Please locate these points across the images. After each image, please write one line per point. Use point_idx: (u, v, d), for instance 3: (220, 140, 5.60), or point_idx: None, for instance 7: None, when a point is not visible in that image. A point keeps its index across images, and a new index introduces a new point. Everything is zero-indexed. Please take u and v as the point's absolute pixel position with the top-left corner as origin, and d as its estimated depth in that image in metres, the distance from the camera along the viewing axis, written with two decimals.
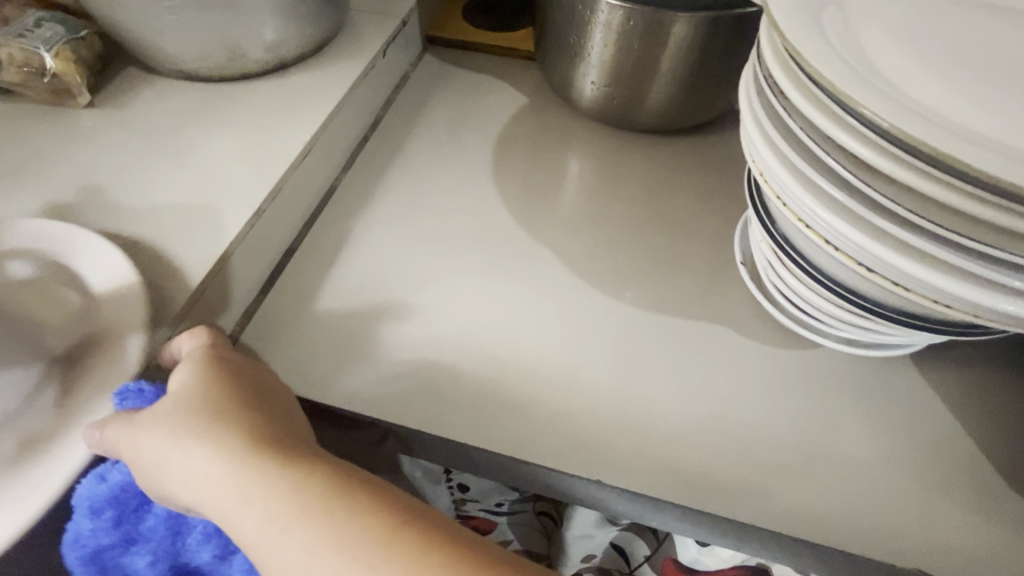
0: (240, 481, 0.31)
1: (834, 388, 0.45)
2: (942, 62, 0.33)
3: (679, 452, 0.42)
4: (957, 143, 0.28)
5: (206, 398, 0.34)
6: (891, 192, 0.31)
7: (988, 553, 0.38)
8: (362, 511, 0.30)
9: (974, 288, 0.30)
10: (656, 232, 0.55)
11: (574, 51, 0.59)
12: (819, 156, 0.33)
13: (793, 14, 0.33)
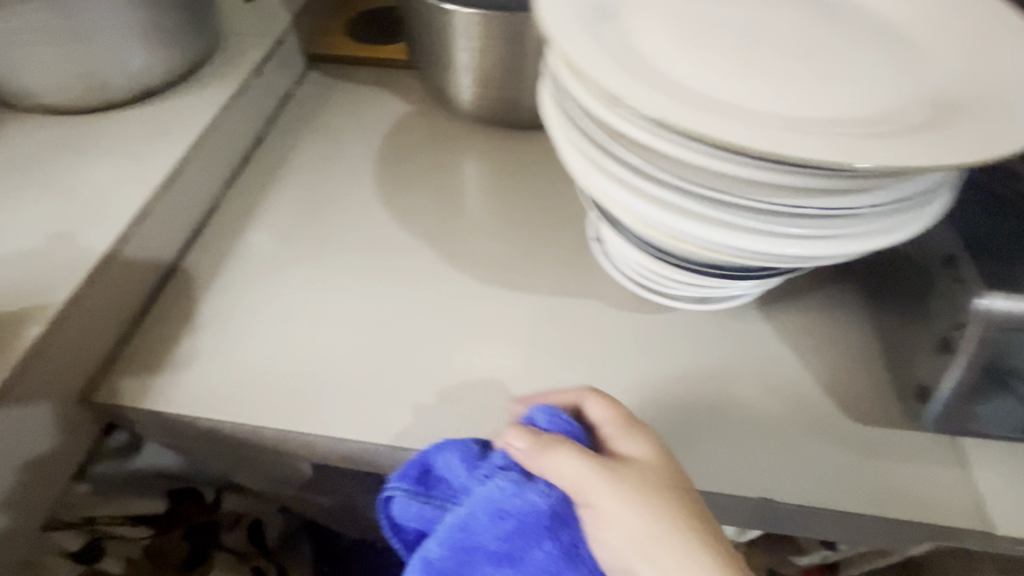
0: (690, 496, 0.37)
1: (696, 343, 0.48)
2: (706, 20, 0.34)
3: (549, 422, 0.44)
4: (707, 118, 0.29)
5: (626, 431, 0.40)
6: (670, 169, 0.32)
7: (840, 474, 0.41)
8: (691, 547, 0.35)
9: (756, 239, 0.32)
10: (534, 220, 0.58)
11: (442, 57, 0.61)
12: (608, 144, 0.34)
13: (557, 10, 0.33)
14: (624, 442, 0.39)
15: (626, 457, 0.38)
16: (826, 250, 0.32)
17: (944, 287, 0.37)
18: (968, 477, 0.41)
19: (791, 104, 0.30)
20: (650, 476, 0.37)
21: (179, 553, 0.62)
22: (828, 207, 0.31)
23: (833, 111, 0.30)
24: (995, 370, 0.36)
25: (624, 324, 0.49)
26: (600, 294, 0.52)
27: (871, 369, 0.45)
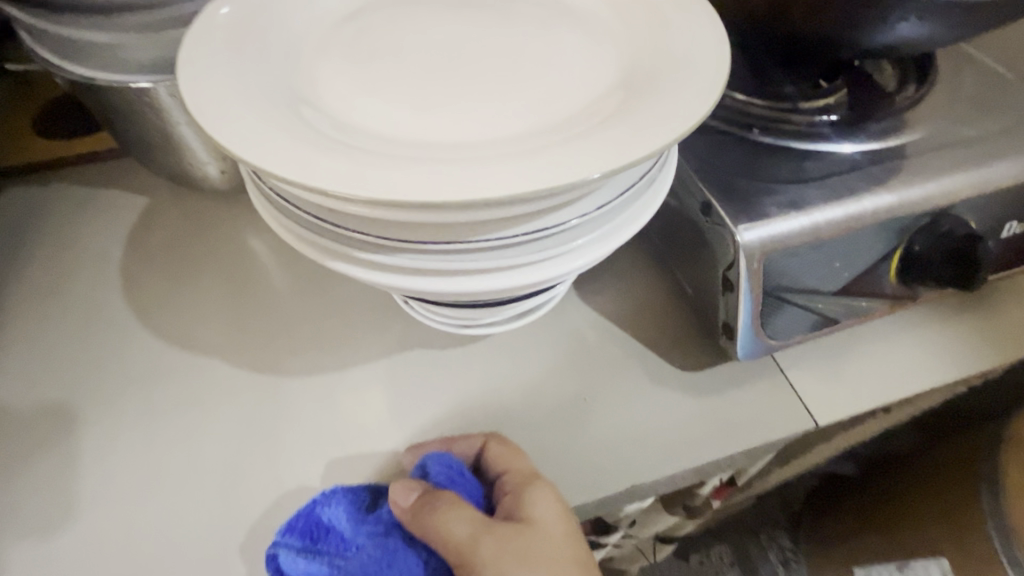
0: (563, 535, 0.36)
1: (531, 355, 0.47)
2: (393, 65, 0.30)
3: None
4: (426, 177, 0.24)
5: (524, 473, 0.38)
6: (416, 236, 0.26)
7: (690, 430, 0.43)
8: None
9: (546, 266, 0.28)
10: (335, 286, 0.52)
11: (158, 141, 0.51)
12: (337, 230, 0.27)
13: (213, 98, 0.25)
14: (527, 497, 0.37)
15: (519, 512, 0.36)
16: (613, 240, 0.29)
17: (711, 233, 0.40)
18: (787, 384, 0.45)
19: (511, 131, 0.27)
20: (544, 545, 0.35)
21: None
22: (593, 212, 0.27)
23: (552, 119, 0.28)
24: (771, 292, 0.40)
25: (460, 367, 0.47)
26: (428, 343, 0.48)
27: (685, 318, 0.48)
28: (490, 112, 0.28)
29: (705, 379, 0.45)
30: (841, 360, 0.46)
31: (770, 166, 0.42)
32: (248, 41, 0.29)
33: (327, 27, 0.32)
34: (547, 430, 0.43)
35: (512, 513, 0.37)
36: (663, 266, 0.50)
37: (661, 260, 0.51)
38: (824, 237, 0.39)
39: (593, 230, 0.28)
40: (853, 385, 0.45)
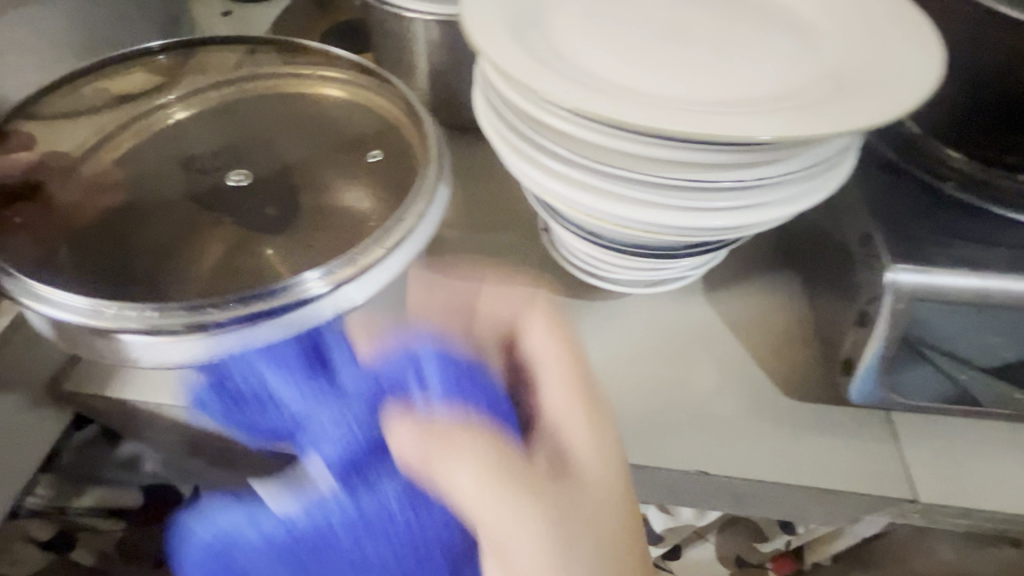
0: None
1: (642, 327, 0.49)
2: (620, 25, 0.37)
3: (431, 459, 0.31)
4: (622, 107, 0.32)
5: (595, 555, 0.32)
6: (595, 157, 0.35)
7: (771, 449, 0.43)
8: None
9: (684, 213, 0.36)
10: (490, 219, 0.60)
11: (400, 64, 0.63)
12: (536, 140, 0.36)
13: (482, 18, 0.35)
14: (580, 453, 0.33)
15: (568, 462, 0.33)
16: (752, 211, 0.35)
17: (861, 263, 0.39)
18: (895, 451, 0.43)
19: (701, 95, 0.34)
20: (587, 504, 0.32)
21: (150, 549, 0.62)
22: (743, 181, 0.34)
23: (728, 91, 0.34)
24: (908, 342, 0.38)
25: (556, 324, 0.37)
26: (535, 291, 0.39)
27: (807, 351, 0.47)
28: (687, 77, 0.34)
29: (805, 412, 0.45)
30: (965, 451, 0.43)
31: (956, 220, 0.40)
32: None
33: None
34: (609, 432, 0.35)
35: (557, 457, 0.33)
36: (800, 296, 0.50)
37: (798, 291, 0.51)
38: (991, 307, 0.37)
39: (737, 199, 0.35)
40: (970, 480, 0.41)
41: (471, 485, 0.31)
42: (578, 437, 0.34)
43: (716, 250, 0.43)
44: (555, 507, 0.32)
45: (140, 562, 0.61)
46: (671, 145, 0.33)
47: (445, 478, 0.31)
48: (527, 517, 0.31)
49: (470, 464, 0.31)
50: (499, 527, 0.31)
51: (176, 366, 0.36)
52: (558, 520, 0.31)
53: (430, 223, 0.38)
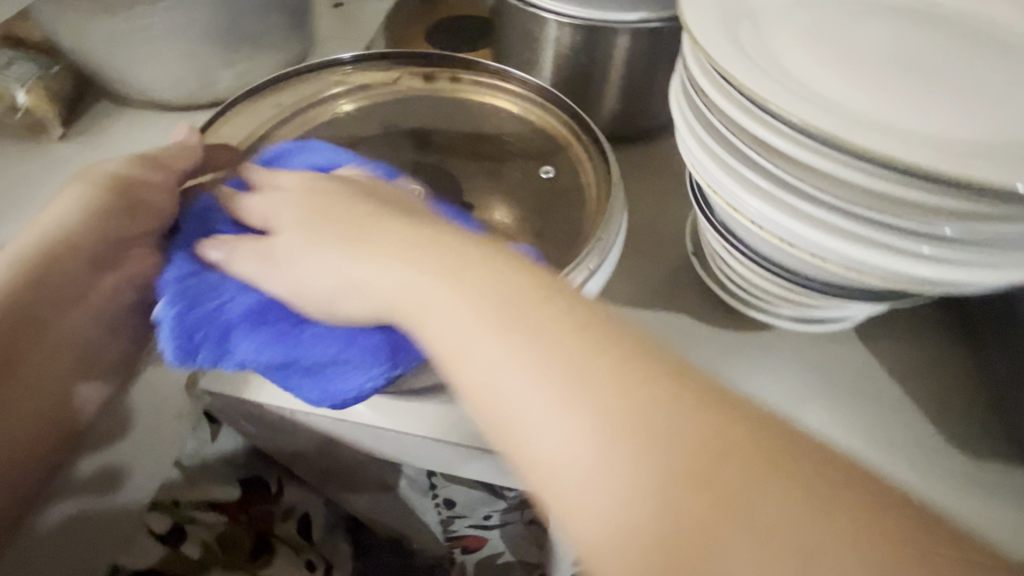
0: (639, 514, 0.22)
1: (801, 365, 0.46)
2: (840, 57, 0.36)
3: (424, 292, 0.29)
4: (862, 132, 0.30)
5: (666, 467, 0.22)
6: (810, 180, 0.33)
7: (942, 511, 0.40)
8: (667, 411, 0.23)
9: (887, 255, 0.33)
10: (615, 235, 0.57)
11: (527, 68, 0.60)
12: (744, 152, 0.35)
13: (711, 33, 0.34)
14: (548, 369, 0.25)
15: (514, 351, 0.26)
16: (965, 268, 0.32)
17: None
18: None
19: (935, 133, 0.32)
20: (512, 330, 0.26)
21: (245, 544, 0.64)
22: (969, 233, 0.31)
23: (966, 135, 0.31)
24: None
25: (546, 307, 0.27)
26: (546, 290, 0.28)
27: (974, 407, 0.45)
28: (917, 115, 0.33)
29: (975, 473, 0.42)
30: None
31: None
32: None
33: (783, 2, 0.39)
34: (652, 370, 0.25)
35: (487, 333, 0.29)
36: (963, 346, 0.48)
37: (959, 339, 0.48)
38: None
39: (953, 249, 0.32)
40: None
41: (516, 375, 0.26)
42: (570, 333, 0.26)
43: (900, 300, 0.40)
44: (617, 435, 0.23)
45: (238, 556, 0.63)
46: (897, 179, 0.30)
47: (451, 350, 0.28)
48: (551, 385, 0.25)
49: (467, 315, 0.28)
50: (518, 429, 0.25)
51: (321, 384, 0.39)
52: (593, 415, 0.24)
53: (609, 263, 0.41)
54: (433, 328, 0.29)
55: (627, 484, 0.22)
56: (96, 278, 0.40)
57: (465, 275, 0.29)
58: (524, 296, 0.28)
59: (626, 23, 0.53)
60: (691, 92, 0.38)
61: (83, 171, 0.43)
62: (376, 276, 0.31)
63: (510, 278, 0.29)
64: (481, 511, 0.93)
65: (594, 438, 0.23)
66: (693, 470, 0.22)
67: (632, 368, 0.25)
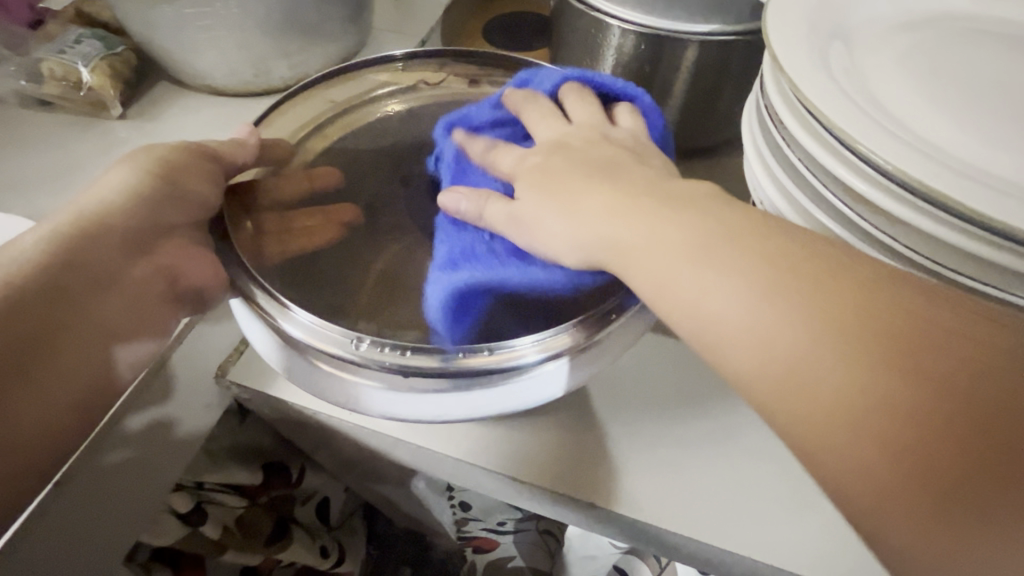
0: (875, 443, 0.23)
1: None
2: (939, 96, 0.32)
3: (625, 234, 0.32)
4: (963, 186, 0.27)
5: (962, 405, 0.23)
6: (895, 233, 0.29)
7: None
8: (874, 293, 0.26)
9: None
10: None
11: (586, 75, 0.58)
12: (820, 194, 0.32)
13: (798, 58, 0.31)
14: (783, 290, 0.27)
15: (718, 261, 0.29)
16: None
17: None
18: None
19: None
20: (693, 236, 0.30)
21: (265, 528, 0.65)
22: None
23: None
24: None
25: (804, 249, 0.28)
26: (740, 214, 0.31)
27: None
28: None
29: None
30: None
31: None
32: (813, 18, 0.34)
33: (880, 27, 0.35)
34: (796, 262, 0.28)
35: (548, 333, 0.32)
36: None
37: None
38: None
39: None
40: None
41: (725, 300, 0.28)
42: (746, 238, 0.29)
43: None
44: (843, 360, 0.24)
45: (257, 540, 0.64)
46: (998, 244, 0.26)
47: (703, 311, 0.28)
48: (791, 331, 0.26)
49: (736, 264, 0.28)
50: (751, 367, 0.27)
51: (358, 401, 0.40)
52: (821, 342, 0.25)
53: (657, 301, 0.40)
54: (651, 282, 0.30)
55: (807, 367, 0.25)
56: (133, 264, 0.42)
57: (645, 214, 0.32)
58: (692, 221, 0.30)
59: (696, 35, 0.49)
60: (767, 121, 0.35)
61: (140, 160, 0.44)
62: (584, 217, 0.34)
63: (688, 214, 0.31)
64: (496, 517, 0.91)
65: (810, 367, 0.25)
66: (931, 409, 0.23)
67: (777, 249, 0.28)
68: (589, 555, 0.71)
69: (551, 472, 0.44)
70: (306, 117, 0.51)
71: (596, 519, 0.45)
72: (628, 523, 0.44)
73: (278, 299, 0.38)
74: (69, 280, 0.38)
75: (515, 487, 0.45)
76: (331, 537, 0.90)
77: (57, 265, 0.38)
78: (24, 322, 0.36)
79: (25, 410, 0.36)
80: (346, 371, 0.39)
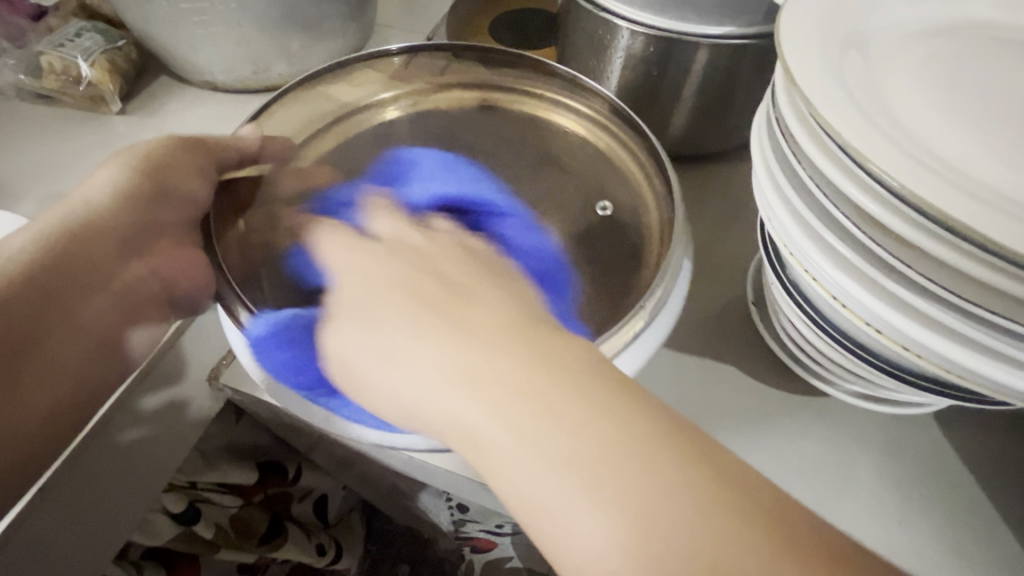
0: (679, 514, 0.24)
1: (855, 442, 0.42)
2: (959, 112, 0.30)
3: (361, 316, 0.33)
4: (983, 213, 0.25)
5: (609, 463, 0.26)
6: (910, 259, 0.28)
7: None
8: (527, 367, 0.29)
9: (995, 363, 0.27)
10: None
11: (594, 76, 0.56)
12: (831, 213, 0.30)
13: (811, 68, 0.30)
14: (494, 353, 0.30)
15: (438, 319, 0.32)
16: None
17: None
18: None
19: None
20: (411, 297, 0.34)
21: (260, 526, 0.65)
22: None
23: None
24: None
25: (497, 320, 0.31)
26: (395, 282, 0.35)
27: None
28: None
29: None
30: None
31: None
32: (829, 26, 0.32)
33: (899, 36, 0.34)
34: (490, 337, 0.30)
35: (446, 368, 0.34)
36: None
37: None
38: None
39: None
40: None
41: (436, 376, 0.30)
42: (448, 320, 0.32)
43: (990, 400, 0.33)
44: (574, 436, 0.26)
45: (252, 539, 0.64)
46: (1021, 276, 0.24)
47: (462, 429, 0.29)
48: (485, 415, 0.28)
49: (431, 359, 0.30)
50: (539, 512, 0.26)
51: (345, 436, 0.40)
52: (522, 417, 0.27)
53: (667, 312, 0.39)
54: (424, 415, 0.30)
55: (502, 443, 0.27)
56: (123, 265, 0.41)
57: (387, 322, 0.32)
58: (402, 299, 0.33)
59: (707, 37, 0.48)
60: (777, 133, 0.33)
61: (134, 158, 0.43)
62: (349, 293, 0.35)
63: (394, 295, 0.34)
64: (492, 520, 0.89)
65: (594, 503, 0.25)
66: (596, 450, 0.26)
67: (478, 329, 0.31)
68: None
69: None
70: (300, 117, 0.50)
71: None
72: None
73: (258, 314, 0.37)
74: (53, 278, 0.38)
75: (507, 502, 0.44)
76: (327, 534, 0.91)
77: (43, 263, 0.38)
78: (9, 323, 0.36)
79: (17, 406, 0.35)
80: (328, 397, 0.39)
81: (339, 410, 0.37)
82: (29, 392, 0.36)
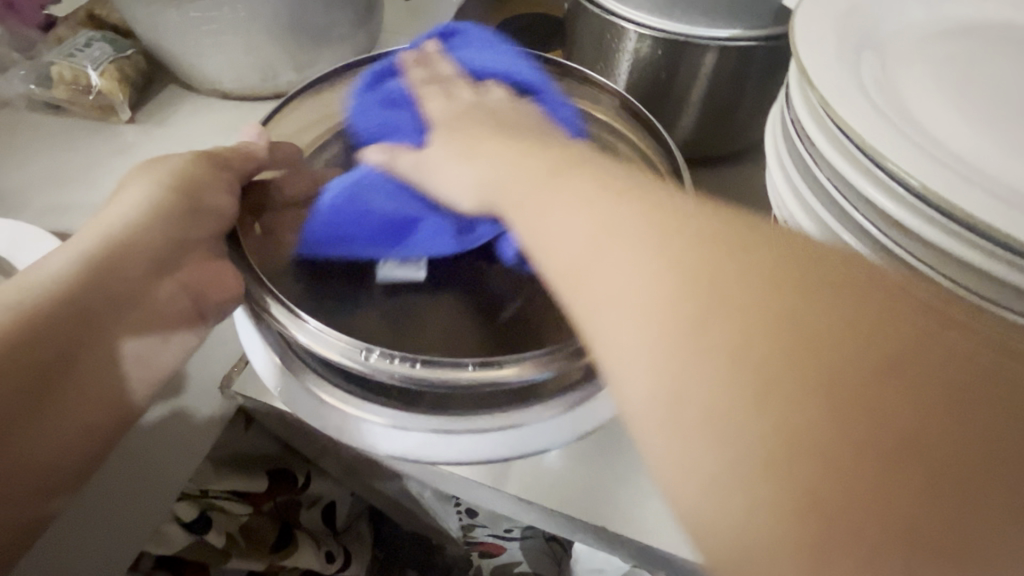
0: (793, 457, 0.21)
1: None
2: (977, 110, 0.30)
3: (450, 166, 0.38)
4: (1004, 212, 0.25)
5: (846, 407, 0.21)
6: (930, 260, 0.27)
7: None
8: (739, 269, 0.25)
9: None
10: None
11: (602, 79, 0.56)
12: (848, 214, 0.30)
13: (827, 70, 0.30)
14: (654, 240, 0.27)
15: (582, 208, 0.30)
16: None
17: None
18: None
19: None
20: (551, 185, 0.32)
21: (268, 535, 0.65)
22: None
23: None
24: None
25: (674, 206, 0.29)
26: (560, 161, 0.33)
27: None
28: None
29: None
30: None
31: None
32: (843, 26, 0.32)
33: (912, 35, 0.34)
34: (669, 226, 0.27)
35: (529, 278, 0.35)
36: None
37: None
38: None
39: None
40: None
41: (580, 247, 0.29)
42: (606, 211, 0.29)
43: None
44: (735, 368, 0.23)
45: (261, 547, 0.64)
46: None
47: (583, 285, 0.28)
48: (632, 269, 0.26)
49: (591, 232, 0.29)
50: (631, 365, 0.25)
51: (358, 444, 0.39)
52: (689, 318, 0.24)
53: None
54: (550, 250, 0.30)
55: (648, 312, 0.25)
56: (155, 283, 0.40)
57: (484, 147, 0.37)
58: (559, 165, 0.33)
59: (715, 40, 0.48)
60: (791, 135, 0.33)
61: (149, 166, 0.44)
62: (440, 155, 0.39)
63: (525, 165, 0.34)
64: (502, 525, 0.89)
65: (720, 378, 0.23)
66: (821, 392, 0.22)
67: (651, 221, 0.28)
68: (596, 570, 0.70)
69: (561, 494, 0.42)
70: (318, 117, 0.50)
71: (606, 542, 0.44)
72: (636, 546, 0.43)
73: (288, 306, 0.38)
74: (90, 298, 0.36)
75: (523, 508, 0.44)
76: (336, 541, 0.90)
77: (82, 282, 0.37)
78: (34, 347, 0.34)
79: (43, 434, 0.34)
80: (350, 404, 0.39)
81: (425, 249, 0.39)
82: (56, 415, 0.35)
